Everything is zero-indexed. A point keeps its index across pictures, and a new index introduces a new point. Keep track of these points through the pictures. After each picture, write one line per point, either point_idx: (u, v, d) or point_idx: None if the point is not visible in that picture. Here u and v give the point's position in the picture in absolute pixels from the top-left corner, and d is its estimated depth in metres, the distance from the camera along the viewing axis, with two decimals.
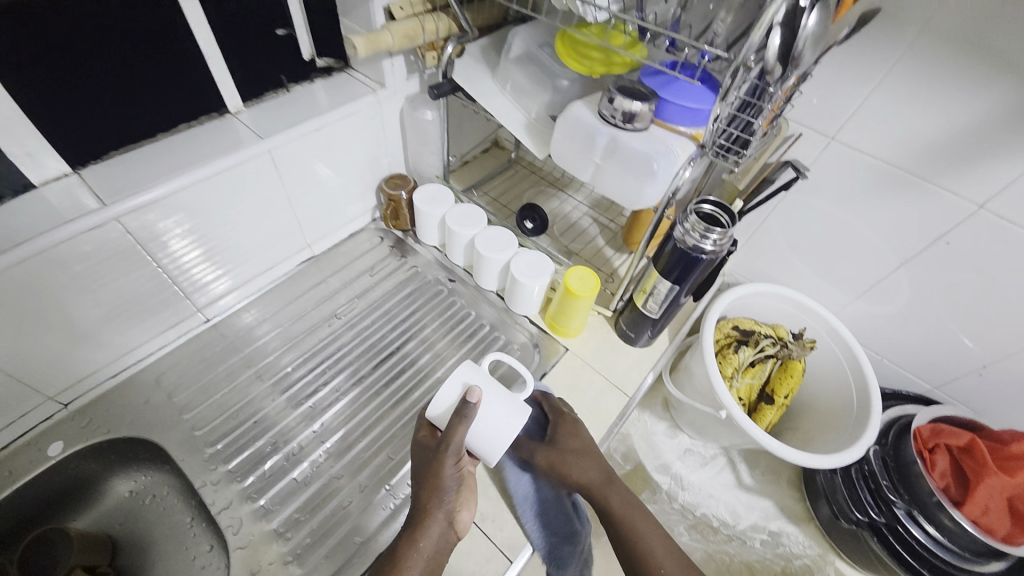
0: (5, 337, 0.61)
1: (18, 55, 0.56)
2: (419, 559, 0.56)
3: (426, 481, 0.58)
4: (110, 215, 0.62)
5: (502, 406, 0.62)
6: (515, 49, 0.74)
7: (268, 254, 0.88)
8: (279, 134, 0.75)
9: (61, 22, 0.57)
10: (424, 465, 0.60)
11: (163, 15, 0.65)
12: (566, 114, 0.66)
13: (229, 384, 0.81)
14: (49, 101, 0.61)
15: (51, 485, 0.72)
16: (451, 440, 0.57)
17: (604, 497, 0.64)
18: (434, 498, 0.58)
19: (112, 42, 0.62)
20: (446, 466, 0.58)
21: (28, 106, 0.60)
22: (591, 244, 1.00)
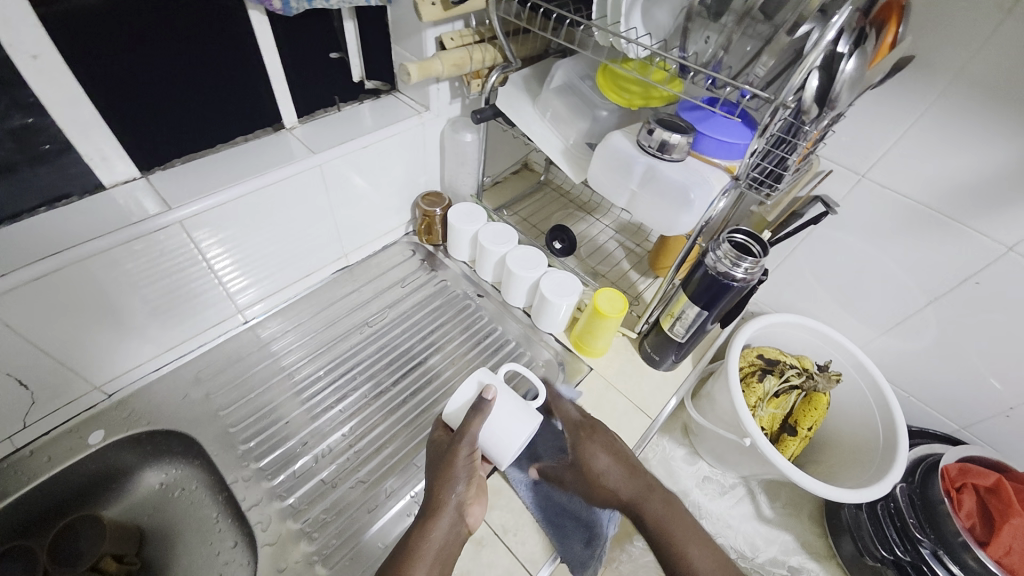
0: (67, 326, 0.65)
1: (106, 70, 0.61)
2: (429, 551, 0.55)
3: (439, 471, 0.60)
4: (174, 218, 0.66)
5: (515, 409, 0.65)
6: (557, 80, 0.78)
7: (307, 261, 0.92)
8: (330, 150, 0.80)
9: (147, 40, 0.62)
10: (438, 457, 0.62)
11: (235, 36, 0.70)
12: (604, 142, 0.70)
13: (264, 385, 0.83)
14: (128, 112, 0.65)
15: (88, 472, 0.74)
16: (466, 430, 0.61)
17: (643, 514, 0.67)
18: (446, 488, 0.58)
19: (188, 60, 0.67)
20: (459, 455, 0.60)
21: (109, 115, 0.64)
22: (617, 267, 1.03)
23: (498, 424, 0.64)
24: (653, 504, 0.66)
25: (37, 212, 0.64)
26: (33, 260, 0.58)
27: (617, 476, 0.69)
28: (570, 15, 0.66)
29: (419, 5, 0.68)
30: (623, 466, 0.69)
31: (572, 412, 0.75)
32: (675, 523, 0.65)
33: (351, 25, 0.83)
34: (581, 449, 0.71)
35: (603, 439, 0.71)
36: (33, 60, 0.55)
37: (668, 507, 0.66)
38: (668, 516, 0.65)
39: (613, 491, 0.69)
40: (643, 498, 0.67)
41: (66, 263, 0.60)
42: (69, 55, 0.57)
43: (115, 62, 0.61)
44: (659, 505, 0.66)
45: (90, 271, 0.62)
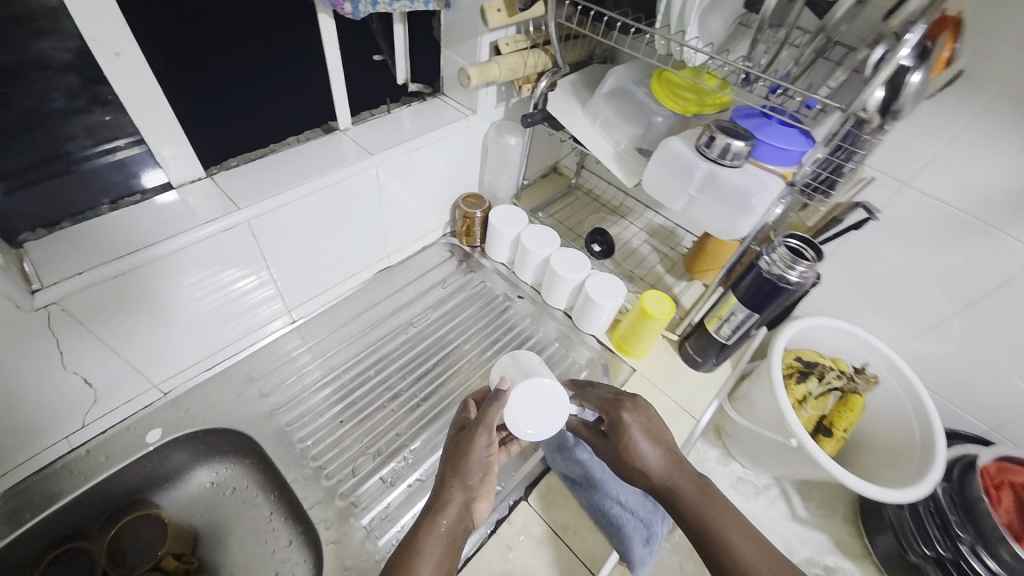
0: (130, 324, 0.64)
1: (179, 61, 0.61)
2: (437, 547, 0.52)
3: (454, 462, 0.58)
4: (242, 218, 0.66)
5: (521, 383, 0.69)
6: (609, 83, 0.80)
7: (352, 262, 0.92)
8: (385, 152, 0.81)
9: (221, 37, 0.63)
10: (454, 447, 0.61)
11: (299, 28, 0.72)
12: (661, 146, 0.72)
13: (316, 383, 0.84)
14: (194, 109, 0.65)
15: (145, 471, 0.73)
16: (484, 417, 0.61)
17: (675, 503, 0.58)
18: (458, 481, 0.57)
19: (250, 57, 0.68)
20: (477, 445, 0.59)
21: (179, 113, 0.64)
22: (653, 271, 1.04)
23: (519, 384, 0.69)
24: (688, 489, 0.58)
25: (102, 208, 0.62)
26: (113, 257, 0.58)
27: (653, 460, 0.60)
28: (635, 24, 0.67)
29: (486, 12, 0.70)
30: (660, 448, 0.62)
31: (604, 392, 0.68)
32: (715, 512, 0.56)
33: (401, 29, 0.84)
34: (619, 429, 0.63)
35: (638, 420, 0.63)
36: (115, 57, 0.52)
37: (708, 497, 0.57)
38: (706, 504, 0.56)
39: (645, 475, 0.61)
40: (677, 483, 0.59)
41: (146, 261, 0.59)
42: (148, 47, 0.58)
43: (188, 58, 0.61)
44: (694, 490, 0.58)
45: (164, 269, 0.62)
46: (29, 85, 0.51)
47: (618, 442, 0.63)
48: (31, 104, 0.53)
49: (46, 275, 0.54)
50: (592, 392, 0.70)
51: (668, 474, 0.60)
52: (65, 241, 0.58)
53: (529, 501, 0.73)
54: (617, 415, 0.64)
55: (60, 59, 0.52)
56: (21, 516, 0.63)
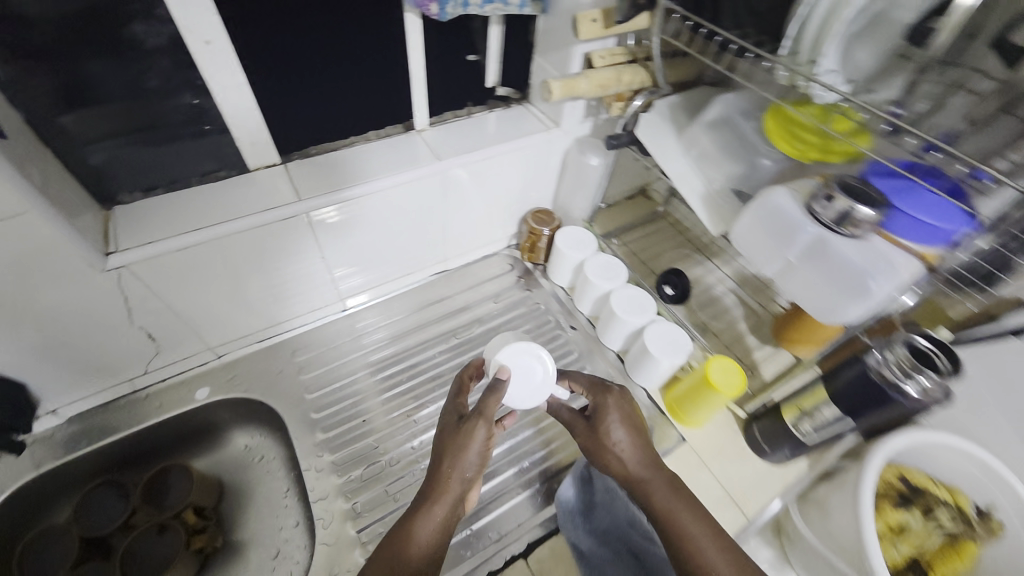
0: (191, 289, 0.67)
1: (268, 56, 0.61)
2: (432, 534, 0.54)
3: (449, 452, 0.57)
4: (302, 210, 0.68)
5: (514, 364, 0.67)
6: (711, 112, 0.70)
7: (411, 261, 0.91)
8: (455, 159, 0.78)
9: (310, 32, 0.63)
10: (451, 437, 0.58)
11: (388, 26, 0.68)
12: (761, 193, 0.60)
13: (352, 375, 0.85)
14: (277, 97, 0.66)
15: (189, 424, 0.78)
16: (481, 409, 0.58)
17: (646, 495, 0.59)
18: (455, 474, 0.56)
19: (340, 54, 0.67)
20: (473, 438, 0.56)
21: (262, 101, 0.65)
22: (732, 327, 0.90)
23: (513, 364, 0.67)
24: (658, 484, 0.59)
25: (189, 180, 0.67)
26: (182, 232, 0.62)
27: (626, 447, 0.62)
28: (751, 47, 0.56)
29: (579, 22, 0.64)
30: (636, 440, 0.62)
31: (586, 377, 0.69)
32: (682, 510, 0.57)
33: (497, 30, 0.79)
34: (598, 418, 0.64)
35: (618, 407, 0.65)
36: (206, 45, 0.56)
37: (677, 496, 0.58)
38: (675, 501, 0.58)
39: (618, 465, 0.61)
40: (649, 477, 0.60)
41: (209, 239, 0.63)
42: (240, 40, 0.58)
43: (278, 52, 0.62)
44: (664, 488, 0.59)
45: (227, 249, 0.65)
46: (131, 63, 0.54)
47: (595, 427, 0.64)
48: (128, 84, 0.55)
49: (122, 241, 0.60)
50: (575, 378, 0.69)
51: (639, 463, 0.61)
52: (144, 211, 0.63)
53: (528, 559, 0.68)
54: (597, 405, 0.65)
55: (153, 43, 0.54)
56: (79, 443, 0.71)
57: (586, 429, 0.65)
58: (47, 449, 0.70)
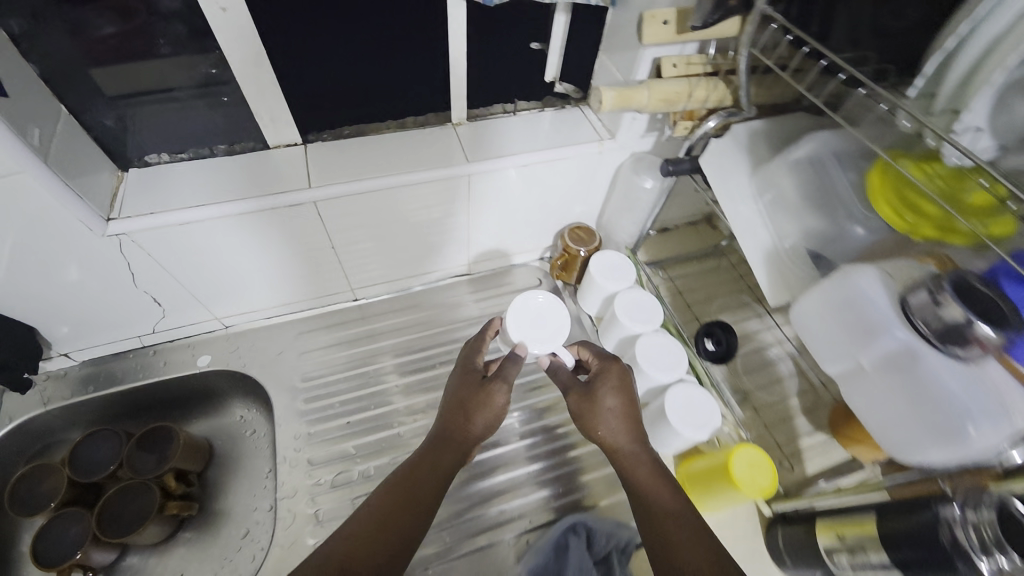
0: (194, 262, 0.66)
1: (289, 27, 0.57)
2: (426, 483, 0.57)
3: (460, 409, 0.60)
4: (309, 198, 0.63)
5: (534, 325, 0.69)
6: (799, 151, 0.56)
7: (429, 262, 0.85)
8: (485, 163, 0.69)
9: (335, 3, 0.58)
10: (469, 395, 0.61)
11: (426, 4, 0.61)
12: (840, 270, 0.49)
13: (347, 371, 0.80)
14: (296, 72, 0.62)
15: (188, 388, 0.79)
16: (502, 372, 0.61)
17: (630, 473, 0.57)
18: (466, 429, 0.59)
19: (365, 28, 0.61)
20: (490, 399, 0.60)
21: (280, 74, 0.61)
22: (781, 402, 0.76)
23: (535, 324, 0.69)
24: (645, 465, 0.57)
25: (219, 146, 0.65)
26: (182, 206, 0.59)
27: (618, 416, 0.60)
28: (863, 78, 0.44)
29: (647, 21, 0.54)
30: (631, 417, 0.60)
31: (595, 349, 0.67)
32: (664, 497, 0.55)
33: (564, 19, 0.69)
34: (597, 386, 0.62)
35: (620, 378, 0.63)
36: (222, 12, 0.51)
37: (662, 482, 0.56)
38: (659, 488, 0.55)
39: (609, 437, 0.59)
40: (638, 454, 0.58)
41: (209, 217, 0.60)
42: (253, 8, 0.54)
43: (297, 23, 0.57)
44: (650, 471, 0.56)
45: (230, 230, 0.63)
46: (149, 27, 0.53)
47: (592, 391, 0.62)
48: (143, 47, 0.54)
49: (191, 198, 0.60)
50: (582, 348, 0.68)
51: (628, 435, 0.59)
52: (157, 178, 0.61)
53: None
54: (601, 373, 0.63)
55: (168, 7, 0.52)
56: (86, 387, 0.75)
57: (581, 391, 0.62)
58: (58, 388, 0.74)
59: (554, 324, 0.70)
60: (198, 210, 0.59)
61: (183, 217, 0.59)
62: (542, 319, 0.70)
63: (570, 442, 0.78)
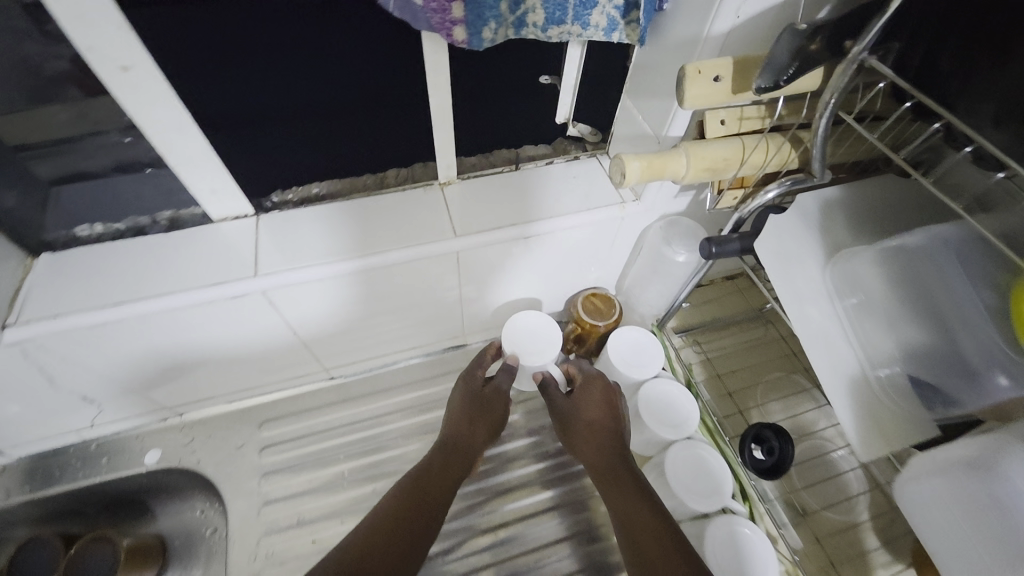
0: (120, 356, 0.55)
1: (218, 81, 0.46)
2: (420, 481, 0.57)
3: (462, 415, 0.64)
4: (256, 287, 0.51)
5: (528, 338, 0.68)
6: (909, 245, 0.40)
7: (414, 337, 0.72)
8: (474, 236, 0.56)
9: (274, 51, 0.46)
10: (473, 404, 0.65)
11: (389, 47, 0.49)
12: (973, 453, 0.35)
13: (319, 468, 0.68)
14: (233, 132, 0.50)
15: (139, 483, 0.69)
16: (499, 380, 0.66)
17: (614, 490, 0.55)
18: (465, 433, 0.63)
19: (318, 77, 0.49)
20: (490, 406, 0.65)
21: (213, 136, 0.50)
22: (848, 527, 0.60)
23: (528, 337, 0.68)
24: (627, 480, 0.56)
25: (164, 212, 0.54)
26: (96, 305, 0.49)
27: (601, 430, 0.61)
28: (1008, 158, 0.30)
29: (687, 84, 0.39)
30: (615, 433, 0.61)
31: (587, 364, 0.68)
32: (645, 512, 0.52)
33: (578, 53, 0.54)
34: (585, 400, 0.63)
35: (606, 394, 0.64)
36: (123, 71, 0.41)
37: (643, 497, 0.54)
38: (641, 504, 0.53)
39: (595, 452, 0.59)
40: (619, 470, 0.57)
41: (127, 316, 0.49)
42: (165, 62, 0.43)
43: (227, 76, 0.46)
44: (633, 487, 0.54)
45: (158, 325, 0.52)
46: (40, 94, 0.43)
47: (578, 409, 0.63)
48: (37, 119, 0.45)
49: (312, 254, 0.53)
50: (576, 361, 0.69)
51: (610, 449, 0.59)
52: (69, 267, 0.51)
53: None
54: (589, 386, 0.65)
55: (57, 70, 0.42)
56: (20, 487, 0.65)
57: (567, 407, 0.64)
58: None
59: (546, 333, 0.68)
60: (313, 267, 0.53)
61: (297, 277, 0.52)
62: (534, 333, 0.68)
63: (589, 568, 0.64)
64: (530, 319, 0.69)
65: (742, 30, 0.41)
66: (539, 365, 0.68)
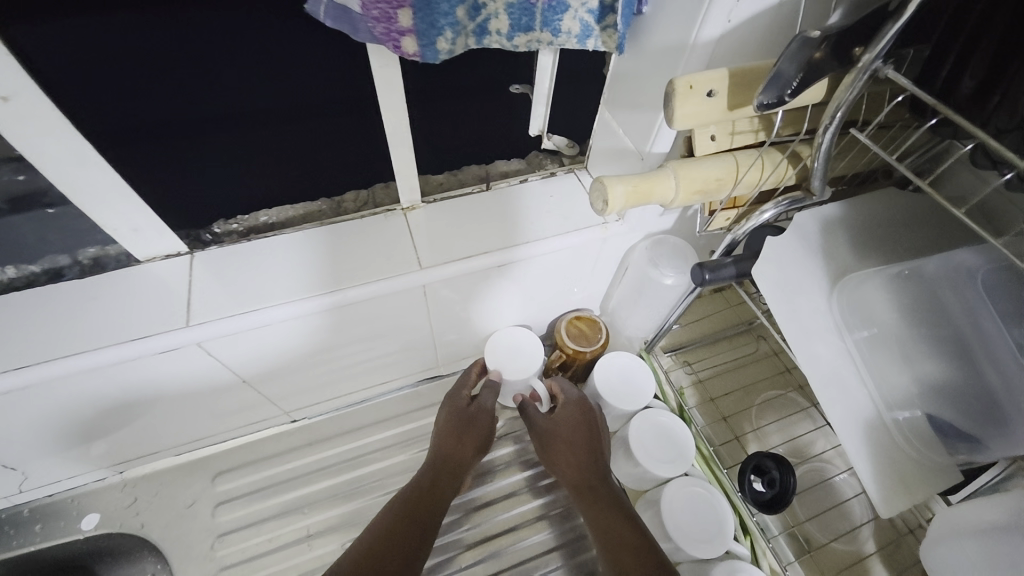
0: (36, 420, 0.48)
1: (128, 98, 0.40)
2: (405, 499, 0.52)
3: (450, 431, 0.59)
4: (190, 339, 0.45)
5: (511, 356, 0.63)
6: (929, 273, 0.37)
7: (384, 372, 0.66)
8: (443, 267, 0.50)
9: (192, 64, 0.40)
10: (459, 422, 0.60)
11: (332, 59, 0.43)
12: (1011, 517, 0.32)
13: (279, 526, 0.61)
14: (141, 156, 0.44)
15: (79, 548, 0.61)
16: (484, 398, 0.61)
17: (600, 520, 0.50)
18: (452, 450, 0.58)
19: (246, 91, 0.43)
20: (479, 424, 0.60)
21: (128, 158, 0.44)
22: (855, 560, 0.57)
23: (510, 354, 0.63)
24: (615, 510, 0.51)
25: (86, 251, 0.47)
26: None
27: (589, 455, 0.56)
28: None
29: (678, 99, 0.34)
30: (602, 460, 0.56)
31: (571, 384, 0.64)
32: (635, 541, 0.47)
33: (550, 60, 0.49)
34: (576, 420, 0.59)
35: (592, 416, 0.60)
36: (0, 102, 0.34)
37: (632, 527, 0.49)
38: (630, 534, 0.48)
39: (582, 478, 0.55)
40: (605, 497, 0.53)
41: (36, 380, 0.42)
42: (55, 85, 0.36)
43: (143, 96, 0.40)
44: (621, 518, 0.50)
45: (81, 385, 0.45)
46: None
47: (567, 433, 0.58)
48: None
49: (277, 290, 0.48)
50: (561, 380, 0.64)
51: (597, 477, 0.55)
52: None
53: None
54: (579, 404, 0.61)
55: None
56: None
57: (547, 428, 0.59)
58: None
59: (527, 348, 0.64)
60: (257, 312, 0.46)
61: (264, 319, 0.46)
62: (515, 351, 0.64)
63: None
64: (512, 335, 0.64)
65: (732, 36, 0.36)
66: (522, 383, 0.63)
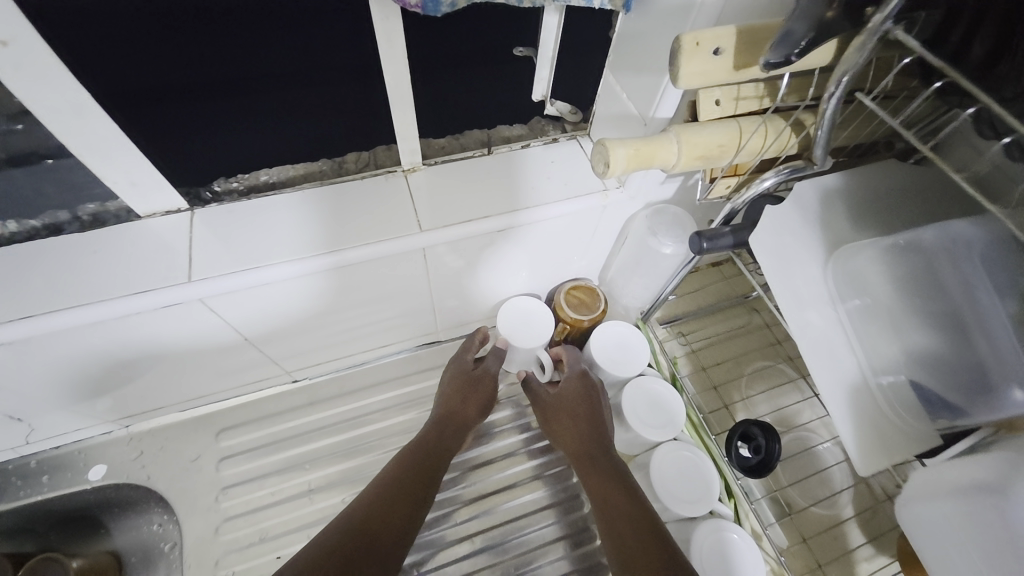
0: (41, 373, 0.49)
1: (130, 59, 0.39)
2: (410, 454, 0.54)
3: (455, 391, 0.61)
4: (194, 295, 0.46)
5: (517, 323, 0.64)
6: (926, 241, 0.37)
7: (384, 335, 0.67)
8: (443, 231, 0.50)
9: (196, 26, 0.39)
10: (465, 382, 0.62)
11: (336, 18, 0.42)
12: (991, 477, 0.33)
13: (281, 480, 0.63)
14: (155, 119, 0.44)
15: (86, 498, 0.63)
16: (490, 362, 0.63)
17: (597, 486, 0.52)
18: (457, 409, 0.60)
19: (259, 55, 0.42)
20: (483, 387, 0.62)
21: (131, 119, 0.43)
22: (834, 523, 0.59)
23: (517, 321, 0.64)
24: (612, 477, 0.53)
25: (85, 206, 0.47)
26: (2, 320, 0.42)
27: (588, 422, 0.58)
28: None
29: (685, 56, 0.34)
30: (601, 427, 0.58)
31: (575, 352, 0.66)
32: (630, 505, 0.49)
33: (554, 20, 0.48)
34: (578, 387, 0.61)
35: (591, 385, 0.61)
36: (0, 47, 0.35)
37: (629, 494, 0.51)
38: (625, 501, 0.50)
39: (581, 443, 0.57)
40: (604, 463, 0.54)
41: (40, 332, 0.43)
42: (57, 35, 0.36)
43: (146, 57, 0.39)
44: (618, 485, 0.52)
45: (83, 338, 0.46)
46: None
47: (567, 400, 0.60)
48: None
49: (279, 249, 0.48)
50: (565, 350, 0.66)
51: (596, 443, 0.56)
52: None
53: None
54: (581, 372, 0.62)
55: None
56: None
57: (549, 399, 0.62)
58: None
59: (532, 315, 0.65)
60: (259, 271, 0.47)
61: (267, 277, 0.47)
62: (518, 317, 0.65)
63: None
64: (518, 303, 0.65)
65: None
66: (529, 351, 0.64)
